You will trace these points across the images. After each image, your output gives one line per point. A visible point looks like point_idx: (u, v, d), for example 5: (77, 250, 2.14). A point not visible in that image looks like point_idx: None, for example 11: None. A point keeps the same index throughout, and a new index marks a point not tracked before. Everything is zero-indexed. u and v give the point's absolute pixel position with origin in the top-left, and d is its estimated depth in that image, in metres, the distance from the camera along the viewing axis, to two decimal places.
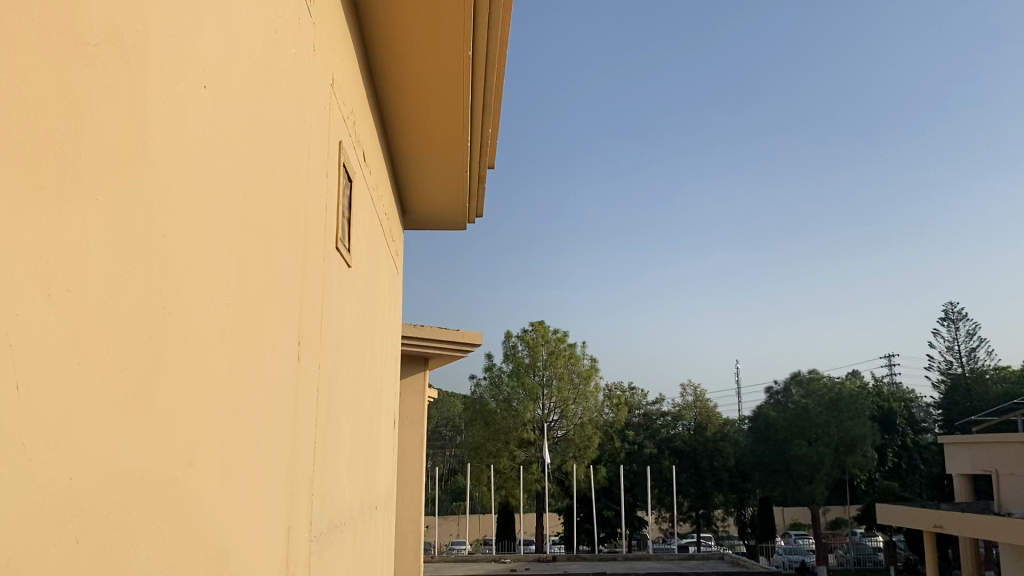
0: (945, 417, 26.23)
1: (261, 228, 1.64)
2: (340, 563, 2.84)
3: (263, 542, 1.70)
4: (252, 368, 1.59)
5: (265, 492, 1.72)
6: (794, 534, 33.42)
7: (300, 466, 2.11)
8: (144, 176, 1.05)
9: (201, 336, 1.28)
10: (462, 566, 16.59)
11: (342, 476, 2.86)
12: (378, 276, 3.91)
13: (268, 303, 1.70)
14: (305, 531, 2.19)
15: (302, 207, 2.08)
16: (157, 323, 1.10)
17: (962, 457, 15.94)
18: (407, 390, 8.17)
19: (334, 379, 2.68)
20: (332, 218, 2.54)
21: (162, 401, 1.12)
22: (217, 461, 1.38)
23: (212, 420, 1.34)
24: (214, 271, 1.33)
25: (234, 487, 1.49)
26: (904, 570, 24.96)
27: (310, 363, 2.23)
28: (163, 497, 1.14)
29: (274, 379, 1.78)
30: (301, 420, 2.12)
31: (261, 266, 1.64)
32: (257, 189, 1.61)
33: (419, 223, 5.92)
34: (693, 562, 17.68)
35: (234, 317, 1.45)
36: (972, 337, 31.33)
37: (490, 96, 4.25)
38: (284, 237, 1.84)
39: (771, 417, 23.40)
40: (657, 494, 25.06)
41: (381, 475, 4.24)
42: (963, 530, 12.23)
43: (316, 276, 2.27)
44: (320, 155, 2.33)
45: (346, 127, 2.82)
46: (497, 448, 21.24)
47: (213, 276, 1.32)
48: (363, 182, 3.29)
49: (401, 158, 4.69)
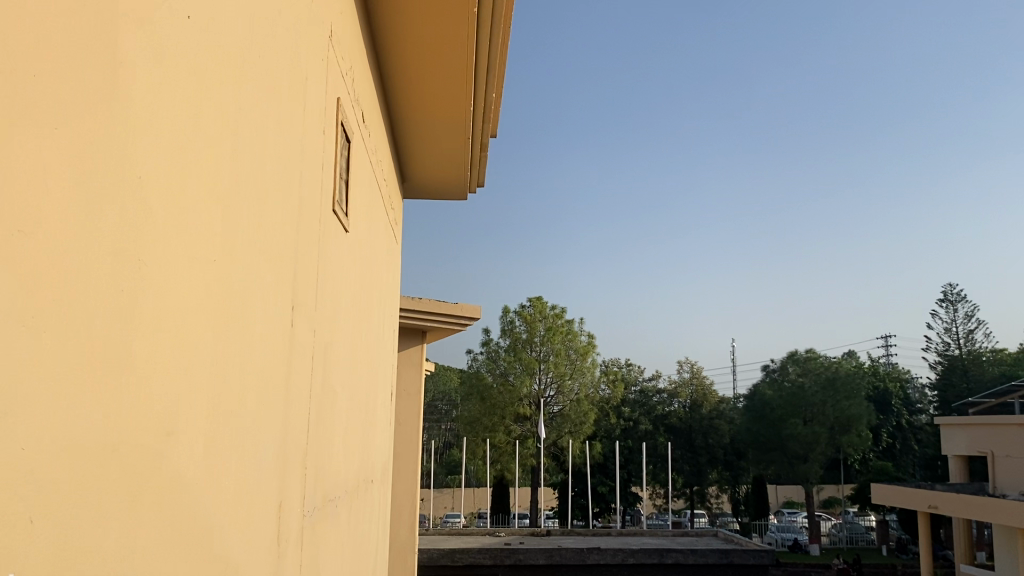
0: (942, 398, 26.29)
1: (252, 180, 1.52)
2: (335, 538, 2.74)
3: (251, 515, 1.61)
4: (239, 334, 1.47)
5: (255, 465, 1.62)
6: (786, 513, 33.60)
7: (293, 438, 2.00)
8: (115, 106, 0.94)
9: (186, 292, 1.18)
10: (457, 540, 16.58)
11: (336, 449, 2.76)
12: (376, 244, 3.78)
13: (258, 264, 1.58)
14: (297, 507, 2.08)
15: (297, 160, 1.95)
16: (131, 278, 0.99)
17: (958, 439, 15.94)
18: (403, 363, 8.08)
19: (330, 348, 2.57)
20: (328, 177, 2.41)
21: (139, 363, 1.02)
22: (204, 430, 1.29)
23: (196, 382, 1.24)
24: (196, 222, 1.21)
25: (224, 458, 1.40)
26: (896, 549, 25.11)
27: (305, 330, 2.12)
28: (139, 469, 1.04)
29: (266, 345, 1.68)
30: (294, 389, 2.02)
31: (251, 223, 1.53)
32: (248, 138, 1.49)
33: (417, 191, 5.78)
34: (687, 538, 17.71)
35: (220, 278, 1.34)
36: (969, 319, 31.29)
37: (495, 59, 4.09)
38: (276, 191, 1.73)
39: (767, 395, 23.44)
40: (652, 470, 25.15)
41: (376, 448, 4.15)
42: (957, 511, 12.18)
43: (311, 237, 2.15)
44: (316, 110, 2.20)
45: (344, 84, 2.69)
46: (492, 422, 21.10)
47: (194, 231, 1.20)
48: (362, 144, 3.16)
49: (402, 121, 4.54)
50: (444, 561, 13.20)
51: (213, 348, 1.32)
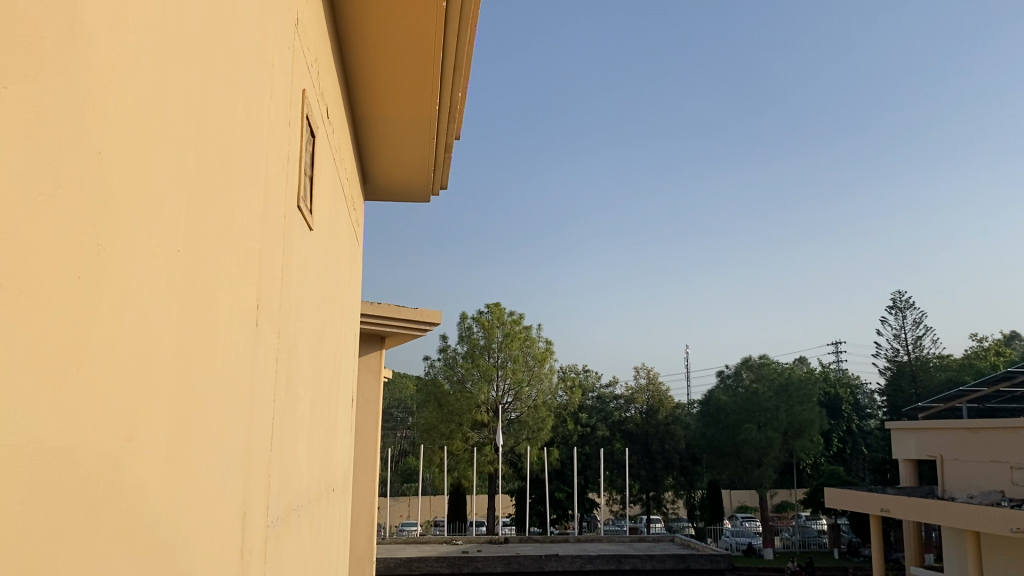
0: (891, 403, 26.79)
1: (217, 166, 1.41)
2: (297, 548, 2.64)
3: (217, 526, 1.51)
4: (204, 338, 1.37)
5: (219, 472, 1.51)
6: (741, 517, 33.92)
7: (257, 444, 1.89)
8: (72, 66, 0.85)
9: (150, 292, 1.08)
10: (414, 548, 16.43)
11: (299, 457, 2.65)
12: (338, 243, 3.66)
13: (224, 260, 1.48)
14: (260, 519, 1.97)
15: (262, 148, 1.84)
16: (90, 263, 0.90)
17: (909, 443, 16.22)
18: (362, 368, 7.95)
19: (294, 352, 2.45)
20: (293, 172, 2.30)
21: (99, 361, 0.92)
22: (168, 430, 1.19)
23: (160, 386, 1.14)
24: (161, 212, 1.11)
25: (188, 464, 1.30)
26: (847, 552, 25.46)
27: (269, 329, 2.00)
28: (99, 477, 0.94)
29: (232, 345, 1.58)
30: (258, 393, 1.89)
31: (218, 214, 1.43)
32: (214, 125, 1.38)
33: (379, 192, 5.66)
34: (644, 544, 17.74)
35: (185, 270, 1.24)
36: (917, 325, 31.95)
37: (461, 59, 3.97)
38: (243, 182, 1.62)
39: (722, 400, 23.67)
40: (609, 476, 25.23)
41: (338, 456, 4.03)
42: (908, 514, 12.34)
43: (276, 233, 2.05)
44: (281, 100, 2.09)
45: (309, 76, 2.58)
46: (450, 430, 20.92)
47: (157, 220, 1.10)
48: (326, 141, 3.05)
49: (365, 120, 4.42)
50: (400, 570, 13.01)
51: (174, 351, 1.21)
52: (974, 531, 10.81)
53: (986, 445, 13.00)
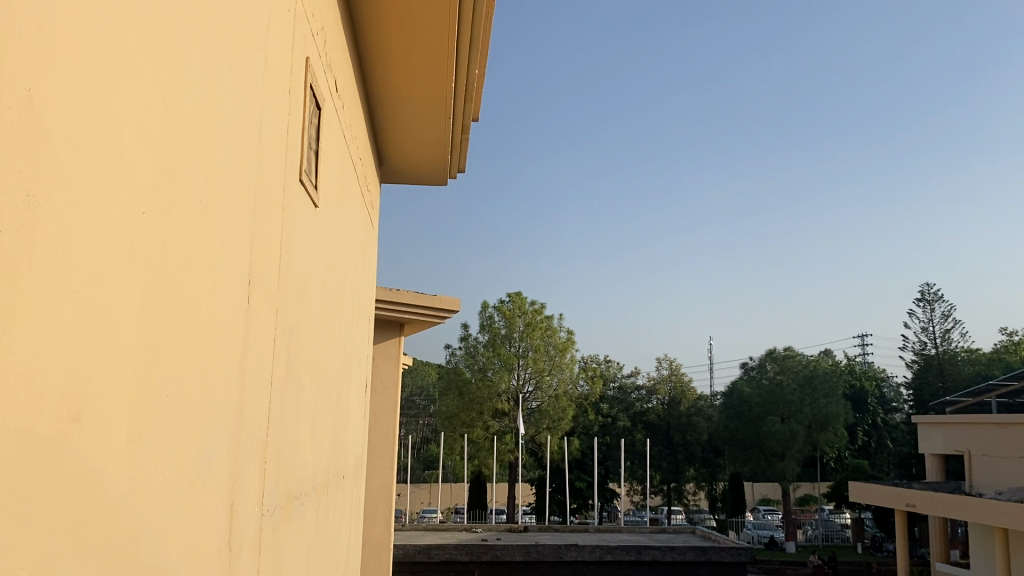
0: (918, 396, 26.40)
1: (196, 122, 1.30)
2: (299, 537, 2.53)
3: (196, 518, 1.40)
4: (175, 314, 1.24)
5: (201, 460, 1.41)
6: (763, 510, 33.61)
7: (249, 429, 1.77)
8: None
9: (105, 245, 0.99)
10: (434, 536, 16.39)
11: (303, 442, 2.55)
12: (350, 223, 3.56)
13: (204, 228, 1.36)
14: (253, 507, 1.86)
15: (256, 111, 1.72)
16: (24, 213, 0.80)
17: (935, 438, 15.93)
18: (380, 355, 7.84)
19: (295, 333, 2.33)
20: (294, 143, 2.19)
21: (34, 322, 0.82)
22: (128, 408, 1.08)
23: (120, 361, 1.04)
24: (117, 160, 1.01)
25: (159, 447, 1.19)
26: (871, 547, 25.12)
27: (264, 308, 1.88)
28: (40, 461, 0.85)
29: (216, 317, 1.47)
30: (251, 374, 1.78)
31: (197, 180, 1.32)
32: (191, 77, 1.28)
33: (395, 176, 5.56)
34: (665, 536, 17.57)
35: (152, 239, 1.13)
36: (946, 318, 31.45)
37: (478, 33, 3.84)
38: (230, 141, 1.51)
39: (745, 392, 23.42)
40: (630, 467, 25.15)
41: (350, 443, 3.95)
42: (935, 510, 12.05)
43: (272, 206, 1.92)
44: (279, 62, 1.96)
45: (314, 43, 2.45)
46: (471, 418, 20.84)
47: (110, 172, 0.99)
48: (335, 115, 2.92)
49: (380, 100, 4.31)
50: (420, 558, 12.79)
51: (142, 320, 1.11)
52: (1002, 528, 10.56)
53: (1016, 441, 12.70)
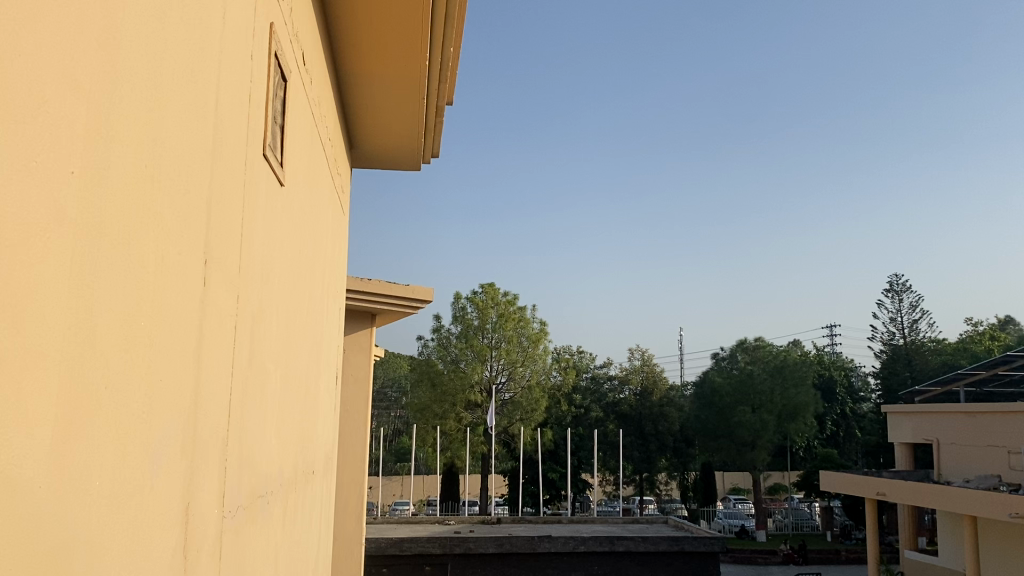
0: (887, 385, 26.71)
1: (141, 75, 1.15)
2: (264, 539, 2.37)
3: (141, 532, 1.24)
4: (107, 292, 1.06)
5: (149, 463, 1.25)
6: (733, 499, 33.90)
7: (205, 425, 1.60)
8: None
9: (18, 192, 0.83)
10: (406, 529, 16.21)
11: (268, 435, 2.38)
12: (319, 205, 3.39)
13: (150, 196, 1.21)
14: (211, 509, 1.69)
15: (212, 76, 1.56)
16: None
17: (904, 427, 16.06)
18: (351, 348, 7.65)
19: (259, 318, 2.17)
20: (256, 113, 2.02)
21: None
22: (56, 390, 0.93)
23: (46, 344, 0.90)
24: (30, 96, 0.85)
25: (94, 446, 1.04)
26: (840, 535, 25.41)
27: (223, 291, 1.71)
28: None
29: (165, 302, 1.30)
30: (209, 363, 1.62)
31: (142, 142, 1.16)
32: (131, 27, 1.11)
33: (366, 160, 5.40)
34: (637, 526, 17.54)
35: (81, 203, 0.97)
36: (913, 309, 31.88)
37: (452, 8, 3.68)
38: (178, 103, 1.34)
39: (716, 382, 23.51)
40: (602, 457, 25.23)
41: (319, 436, 3.78)
42: (906, 498, 12.04)
43: (230, 182, 1.75)
44: (240, 27, 1.79)
45: (278, 8, 2.28)
46: (443, 410, 20.70)
47: (17, 117, 0.83)
48: (301, 89, 2.74)
49: (350, 79, 4.14)
50: (391, 551, 12.50)
51: (68, 288, 0.95)
52: (971, 517, 10.56)
53: (984, 430, 12.78)
